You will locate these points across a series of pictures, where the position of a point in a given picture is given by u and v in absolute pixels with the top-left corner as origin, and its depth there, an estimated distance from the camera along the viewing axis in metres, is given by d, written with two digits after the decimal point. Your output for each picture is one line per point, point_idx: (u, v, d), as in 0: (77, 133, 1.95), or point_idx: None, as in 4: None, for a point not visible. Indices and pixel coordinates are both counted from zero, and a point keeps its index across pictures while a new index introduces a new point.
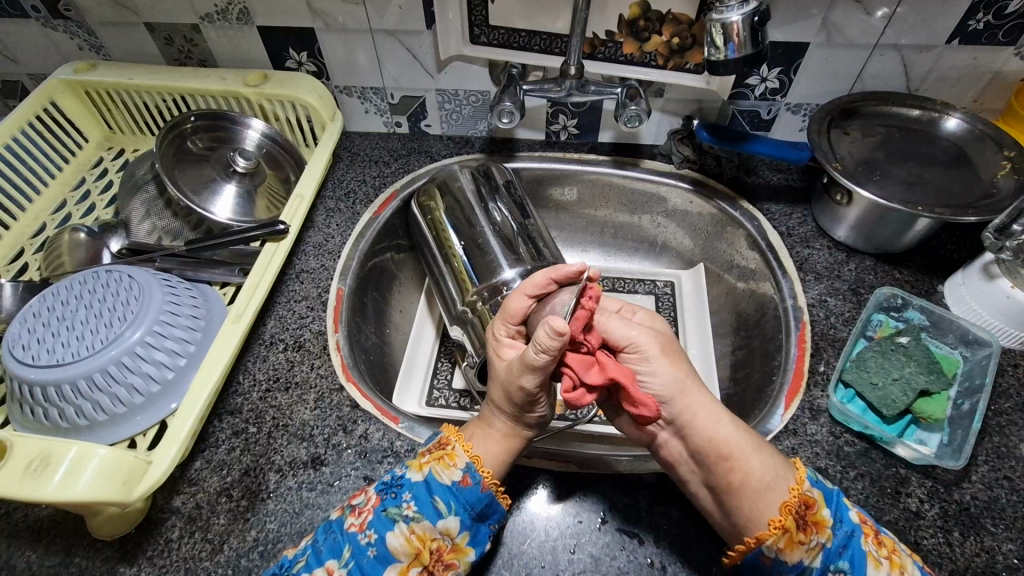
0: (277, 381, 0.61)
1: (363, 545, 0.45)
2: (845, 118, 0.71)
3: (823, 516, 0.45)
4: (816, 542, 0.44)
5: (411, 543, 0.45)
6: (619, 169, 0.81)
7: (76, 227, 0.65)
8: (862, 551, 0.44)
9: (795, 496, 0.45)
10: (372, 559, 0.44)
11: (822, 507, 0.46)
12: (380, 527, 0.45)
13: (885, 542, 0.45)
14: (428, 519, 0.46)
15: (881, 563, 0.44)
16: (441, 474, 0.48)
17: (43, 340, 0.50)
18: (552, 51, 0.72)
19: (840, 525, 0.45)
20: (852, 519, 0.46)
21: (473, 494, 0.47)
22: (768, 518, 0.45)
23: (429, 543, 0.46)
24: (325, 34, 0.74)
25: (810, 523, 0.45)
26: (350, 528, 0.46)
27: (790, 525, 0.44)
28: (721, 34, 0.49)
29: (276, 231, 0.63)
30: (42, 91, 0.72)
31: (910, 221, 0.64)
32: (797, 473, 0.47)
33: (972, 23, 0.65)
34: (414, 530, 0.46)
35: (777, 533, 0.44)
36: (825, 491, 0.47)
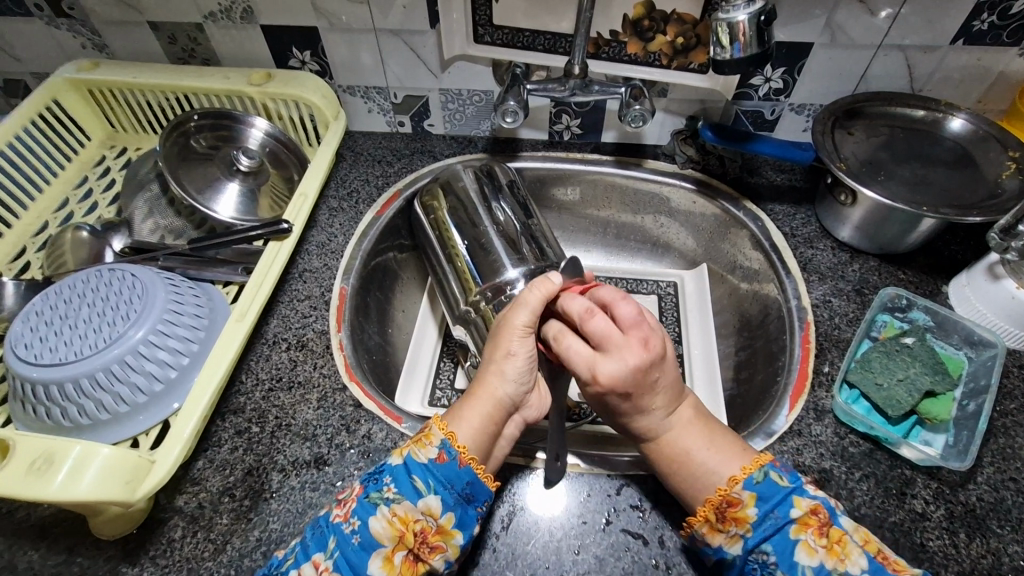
0: (280, 381, 0.60)
1: (347, 534, 0.44)
2: (849, 119, 0.71)
3: (745, 512, 0.46)
4: (733, 534, 0.46)
5: (393, 526, 0.44)
6: (622, 169, 0.81)
7: (79, 226, 0.65)
8: (791, 542, 0.44)
9: (719, 493, 0.46)
10: (356, 546, 0.44)
11: (748, 506, 0.46)
12: (362, 513, 0.45)
13: (830, 533, 0.44)
14: (410, 500, 0.45)
15: (815, 552, 0.44)
16: (418, 453, 0.47)
17: (46, 338, 0.50)
18: (557, 50, 0.72)
19: (772, 517, 0.45)
20: (791, 513, 0.45)
21: (451, 470, 0.46)
22: (696, 506, 0.47)
23: (412, 525, 0.45)
24: (329, 33, 0.74)
25: (729, 518, 0.46)
26: (336, 519, 0.46)
27: (710, 517, 0.46)
28: (727, 33, 0.49)
29: (280, 230, 0.63)
30: (45, 90, 0.72)
31: (915, 222, 0.64)
32: (736, 473, 0.47)
33: (977, 24, 0.64)
34: (396, 513, 0.45)
35: (701, 521, 0.46)
36: (766, 491, 0.46)
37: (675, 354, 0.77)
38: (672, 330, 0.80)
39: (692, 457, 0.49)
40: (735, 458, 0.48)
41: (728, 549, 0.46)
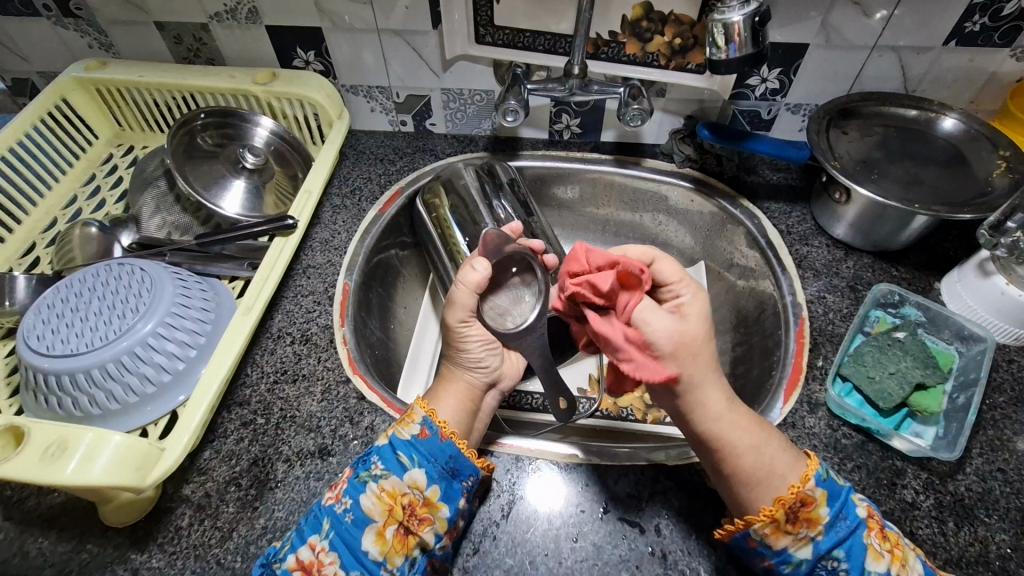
0: (284, 374, 0.62)
1: (339, 513, 0.46)
2: (844, 118, 0.72)
3: (819, 512, 0.46)
4: (804, 535, 0.46)
5: (382, 501, 0.47)
6: (621, 168, 0.82)
7: (87, 222, 0.66)
8: (863, 544, 0.45)
9: (793, 492, 0.46)
10: (350, 524, 0.46)
11: (821, 505, 0.46)
12: (353, 492, 0.47)
13: (889, 537, 0.46)
14: (395, 475, 0.48)
15: (882, 555, 0.44)
16: (401, 431, 0.50)
17: (57, 331, 0.52)
18: (557, 51, 0.73)
19: (843, 520, 0.46)
20: (857, 514, 0.46)
21: (433, 445, 0.50)
22: (762, 506, 0.46)
23: (400, 499, 0.48)
24: (333, 33, 0.75)
25: (803, 519, 0.46)
26: (327, 501, 0.47)
27: (779, 516, 0.45)
28: (723, 34, 0.50)
29: (285, 226, 0.65)
30: (54, 88, 0.73)
31: (907, 219, 0.65)
32: (806, 470, 0.47)
33: (969, 25, 0.66)
34: (384, 488, 0.48)
35: (766, 521, 0.45)
36: (833, 489, 0.46)
37: None
38: None
39: (743, 453, 0.47)
40: (792, 458, 0.48)
41: (796, 550, 0.46)
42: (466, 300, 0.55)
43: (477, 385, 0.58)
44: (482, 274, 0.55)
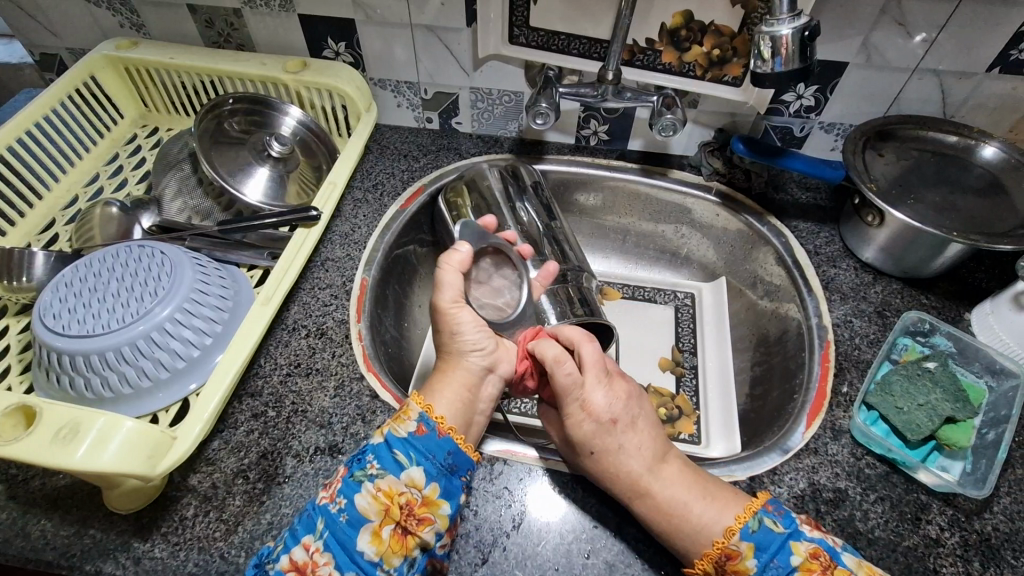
0: (298, 366, 0.61)
1: (334, 513, 0.45)
2: (880, 140, 0.71)
3: (745, 565, 0.46)
4: None
5: (378, 501, 0.46)
6: (647, 177, 0.81)
7: (108, 202, 0.65)
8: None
9: (716, 548, 0.46)
10: (344, 524, 0.45)
11: (747, 557, 0.46)
12: (348, 491, 0.46)
13: (835, 575, 0.44)
14: (392, 474, 0.47)
15: None
16: (397, 428, 0.49)
17: (74, 310, 0.51)
18: (591, 56, 0.72)
19: (774, 567, 0.45)
20: (792, 561, 0.45)
21: (430, 442, 0.49)
22: (693, 559, 0.47)
23: (397, 498, 0.46)
24: (365, 26, 0.74)
25: (728, 570, 0.47)
26: (321, 501, 0.46)
27: (709, 569, 0.46)
28: (769, 46, 0.49)
29: (309, 218, 0.64)
30: (84, 65, 0.72)
31: (941, 247, 0.63)
32: (731, 524, 0.47)
33: (1015, 53, 0.64)
34: (380, 488, 0.46)
35: (699, 574, 0.47)
36: (762, 540, 0.46)
37: (690, 365, 0.77)
38: (688, 342, 0.80)
39: (687, 509, 0.48)
40: (732, 504, 0.49)
41: None
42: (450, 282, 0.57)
43: (477, 372, 0.57)
44: (465, 254, 0.58)
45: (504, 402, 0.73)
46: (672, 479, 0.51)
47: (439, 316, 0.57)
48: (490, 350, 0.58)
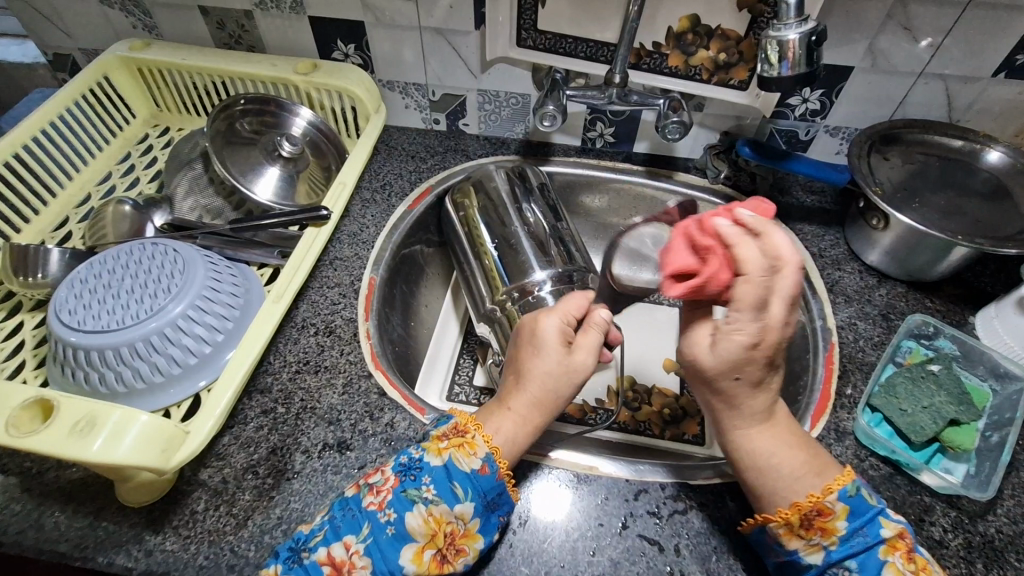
0: (306, 364, 0.61)
1: (382, 523, 0.45)
2: (885, 144, 0.71)
3: (835, 525, 0.45)
4: (817, 542, 0.45)
5: (428, 525, 0.45)
6: (652, 180, 0.82)
7: (121, 200, 0.66)
8: (879, 562, 0.44)
9: (811, 500, 0.46)
10: (390, 537, 0.45)
11: (839, 518, 0.45)
12: (399, 506, 0.46)
13: (916, 560, 0.44)
14: (446, 503, 0.46)
15: (902, 574, 0.43)
16: (461, 460, 0.48)
17: (89, 306, 0.52)
18: (598, 59, 0.73)
19: (861, 534, 0.45)
20: (880, 533, 0.45)
21: (488, 482, 0.48)
22: (779, 508, 0.47)
23: (444, 526, 0.46)
24: (375, 28, 0.75)
25: (816, 527, 0.46)
26: (370, 506, 0.46)
27: (794, 520, 0.46)
28: (776, 51, 0.49)
29: (318, 217, 0.64)
30: (97, 66, 0.73)
31: (946, 250, 0.64)
32: (829, 483, 0.47)
33: (1020, 57, 0.65)
34: (432, 513, 0.46)
35: (781, 522, 0.46)
36: (858, 507, 0.46)
37: None
38: None
39: (775, 459, 0.48)
40: (824, 473, 0.48)
41: (806, 555, 0.46)
42: (591, 339, 0.55)
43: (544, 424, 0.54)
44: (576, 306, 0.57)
45: None
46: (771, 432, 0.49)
47: (564, 360, 0.53)
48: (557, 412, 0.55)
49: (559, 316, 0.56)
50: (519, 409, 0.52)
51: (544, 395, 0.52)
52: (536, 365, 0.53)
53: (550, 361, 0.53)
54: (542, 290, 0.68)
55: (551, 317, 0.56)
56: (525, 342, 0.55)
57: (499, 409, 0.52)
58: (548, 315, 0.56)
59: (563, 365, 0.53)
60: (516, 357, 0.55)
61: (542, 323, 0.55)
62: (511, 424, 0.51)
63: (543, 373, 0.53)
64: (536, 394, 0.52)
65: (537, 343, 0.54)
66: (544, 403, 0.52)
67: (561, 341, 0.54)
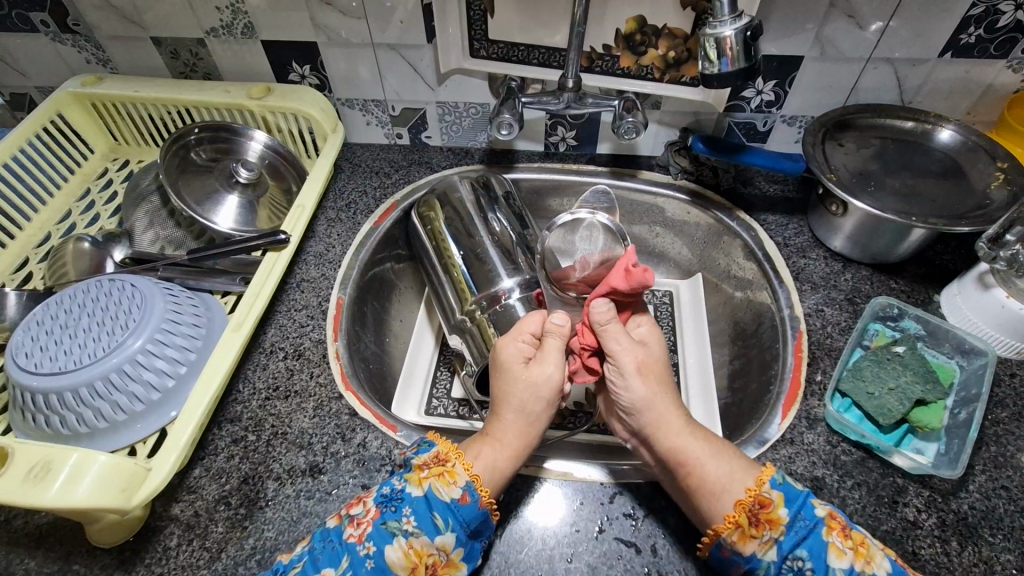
0: (276, 390, 0.61)
1: (361, 557, 0.45)
2: (840, 130, 0.72)
3: (778, 513, 0.46)
4: (768, 538, 0.46)
5: (408, 557, 0.45)
6: (616, 180, 0.82)
7: (80, 237, 0.65)
8: (823, 544, 0.45)
9: (750, 494, 0.47)
10: (369, 571, 0.44)
11: (779, 506, 0.46)
12: (379, 539, 0.45)
13: (852, 535, 0.45)
14: (428, 534, 0.46)
15: (844, 553, 0.44)
16: (441, 491, 0.47)
17: (46, 348, 0.51)
18: (551, 64, 0.73)
19: (801, 519, 0.46)
20: (815, 514, 0.46)
21: (472, 513, 0.47)
22: (725, 513, 0.47)
23: (426, 558, 0.45)
24: (328, 48, 0.75)
25: (763, 520, 0.46)
26: (349, 539, 0.46)
27: (742, 521, 0.46)
28: (715, 48, 0.50)
29: (277, 241, 0.64)
30: (49, 103, 0.73)
31: (905, 231, 0.64)
32: (761, 474, 0.48)
33: (964, 36, 0.66)
34: (412, 546, 0.45)
35: (732, 528, 0.46)
36: (789, 492, 0.47)
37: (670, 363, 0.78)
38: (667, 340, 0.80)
39: (702, 460, 0.49)
40: (744, 475, 0.48)
41: (763, 554, 0.46)
42: (554, 349, 0.54)
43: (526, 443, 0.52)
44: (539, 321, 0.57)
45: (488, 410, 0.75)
46: (697, 438, 0.50)
47: (529, 374, 0.53)
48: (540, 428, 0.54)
49: (515, 339, 0.56)
50: (504, 436, 0.52)
51: (521, 418, 0.53)
52: (506, 390, 0.53)
53: (521, 387, 0.53)
54: (511, 297, 0.69)
55: (510, 340, 0.56)
56: (492, 370, 0.56)
57: (483, 439, 0.52)
58: (505, 339, 0.56)
59: (529, 385, 0.53)
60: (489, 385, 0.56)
61: (504, 348, 0.55)
62: (499, 452, 0.51)
63: (514, 396, 0.53)
64: (517, 421, 0.52)
65: (501, 368, 0.55)
66: (525, 426, 0.53)
67: (522, 361, 0.54)
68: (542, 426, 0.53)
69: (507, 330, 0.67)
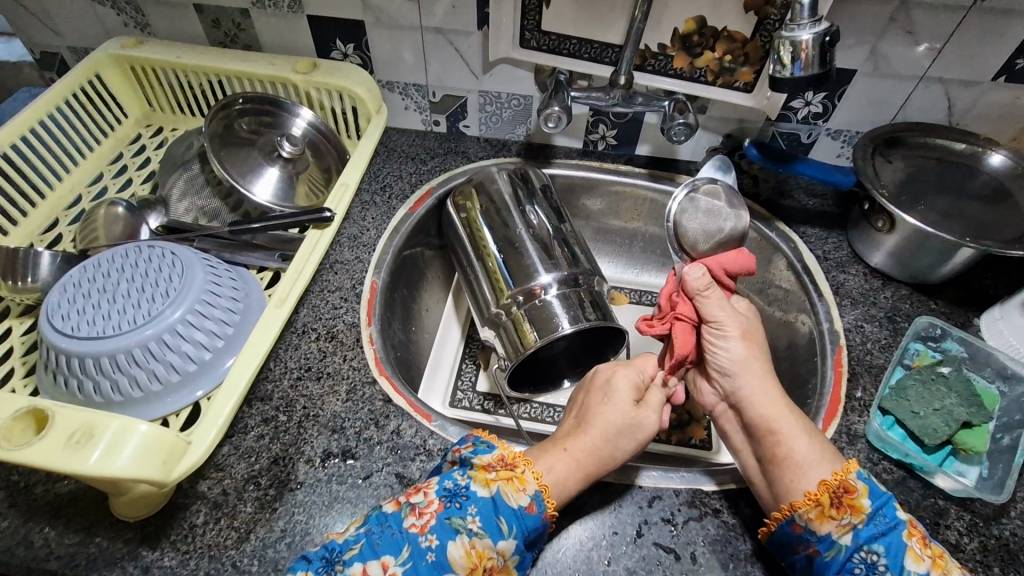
0: (308, 370, 0.60)
1: (422, 548, 0.43)
2: (889, 147, 0.71)
3: (861, 502, 0.45)
4: (847, 522, 0.45)
5: (469, 557, 0.43)
6: (654, 183, 0.81)
7: (113, 202, 0.63)
8: (902, 545, 0.44)
9: (835, 477, 0.46)
10: (429, 564, 0.43)
11: (863, 496, 0.45)
12: (442, 534, 0.44)
13: (932, 546, 0.44)
14: (490, 537, 0.44)
15: (922, 559, 0.43)
16: (511, 495, 0.46)
17: (83, 311, 0.49)
18: (601, 60, 0.72)
19: (884, 517, 0.45)
20: (899, 515, 0.45)
21: (536, 523, 0.46)
22: (807, 490, 0.47)
23: (485, 561, 0.44)
24: (375, 28, 0.74)
25: (845, 505, 0.45)
26: (411, 528, 0.44)
27: (823, 500, 0.46)
28: (789, 51, 0.49)
29: (322, 219, 0.62)
30: (88, 63, 0.71)
31: (952, 252, 0.64)
32: (847, 464, 0.47)
33: (1020, 62, 0.65)
34: (474, 546, 0.44)
35: (810, 505, 0.46)
36: (874, 487, 0.46)
37: None
38: None
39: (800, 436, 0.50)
40: (831, 460, 0.48)
41: (839, 538, 0.45)
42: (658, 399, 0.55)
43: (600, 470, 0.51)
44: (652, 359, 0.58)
45: (514, 407, 0.73)
46: (791, 414, 0.51)
47: (636, 411, 0.53)
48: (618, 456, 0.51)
49: (632, 372, 0.56)
50: (578, 453, 0.50)
51: (605, 441, 0.51)
52: (596, 418, 0.53)
53: (618, 413, 0.53)
54: (548, 293, 0.68)
55: (626, 372, 0.56)
56: (596, 390, 0.56)
57: (555, 447, 0.51)
58: (623, 368, 0.56)
59: (630, 429, 0.52)
60: (583, 403, 0.56)
61: (616, 375, 0.56)
62: (568, 466, 0.49)
63: (606, 421, 0.52)
64: (595, 437, 0.51)
65: (609, 393, 0.55)
66: (602, 450, 0.51)
67: (632, 395, 0.54)
68: (620, 461, 0.51)
69: (544, 325, 0.66)
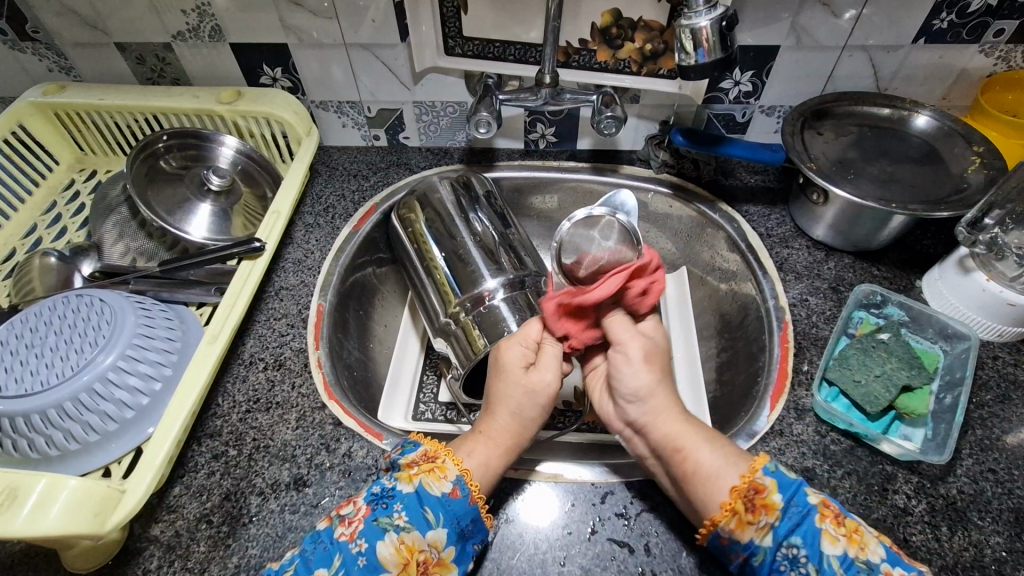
0: (257, 402, 0.59)
1: (354, 554, 0.44)
2: (818, 119, 0.72)
3: (773, 499, 0.46)
4: (765, 524, 0.45)
5: (400, 553, 0.44)
6: (598, 175, 0.81)
7: (46, 252, 0.63)
8: (816, 529, 0.45)
9: (744, 480, 0.46)
10: (361, 568, 0.43)
11: (773, 491, 0.46)
12: (371, 536, 0.45)
13: (846, 522, 0.45)
14: (418, 529, 0.45)
15: (838, 540, 0.44)
16: (432, 484, 0.47)
17: (12, 368, 0.49)
18: (527, 60, 0.72)
19: (794, 506, 0.46)
20: (808, 501, 0.46)
21: (460, 507, 0.47)
22: (720, 503, 0.46)
23: (417, 555, 0.45)
24: (299, 50, 0.73)
25: (759, 506, 0.46)
26: (341, 538, 0.45)
27: (739, 509, 0.45)
28: (691, 39, 0.49)
29: (253, 248, 0.62)
30: (11, 114, 0.70)
31: (886, 219, 0.64)
32: (752, 465, 0.47)
33: (936, 22, 0.66)
34: (403, 541, 0.45)
35: (728, 516, 0.45)
36: (782, 479, 0.47)
37: None
38: None
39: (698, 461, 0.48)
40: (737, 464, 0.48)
41: (761, 541, 0.45)
42: (551, 357, 0.56)
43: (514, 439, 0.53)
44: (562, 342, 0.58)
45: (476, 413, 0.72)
46: None
47: (526, 386, 0.54)
48: (525, 416, 0.54)
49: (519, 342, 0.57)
50: (494, 433, 0.52)
51: (510, 415, 0.53)
52: (490, 402, 0.55)
53: (509, 384, 0.54)
54: (495, 297, 0.67)
55: (514, 343, 0.57)
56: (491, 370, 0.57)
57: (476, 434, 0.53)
58: (508, 342, 0.58)
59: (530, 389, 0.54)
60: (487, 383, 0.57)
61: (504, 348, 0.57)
62: (485, 447, 0.51)
63: (509, 396, 0.54)
64: (505, 415, 0.53)
65: (500, 368, 0.56)
66: (513, 423, 0.53)
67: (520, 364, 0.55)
68: (532, 421, 0.54)
69: (492, 331, 0.65)
